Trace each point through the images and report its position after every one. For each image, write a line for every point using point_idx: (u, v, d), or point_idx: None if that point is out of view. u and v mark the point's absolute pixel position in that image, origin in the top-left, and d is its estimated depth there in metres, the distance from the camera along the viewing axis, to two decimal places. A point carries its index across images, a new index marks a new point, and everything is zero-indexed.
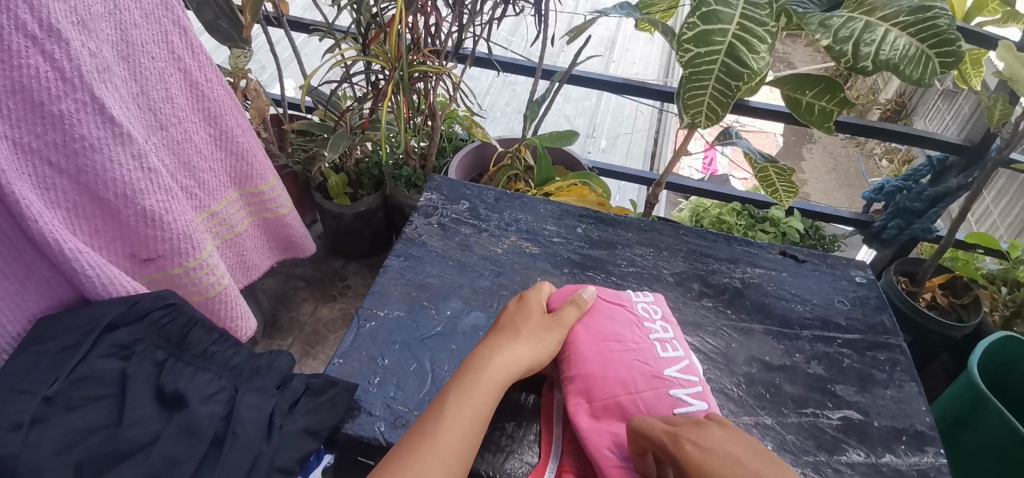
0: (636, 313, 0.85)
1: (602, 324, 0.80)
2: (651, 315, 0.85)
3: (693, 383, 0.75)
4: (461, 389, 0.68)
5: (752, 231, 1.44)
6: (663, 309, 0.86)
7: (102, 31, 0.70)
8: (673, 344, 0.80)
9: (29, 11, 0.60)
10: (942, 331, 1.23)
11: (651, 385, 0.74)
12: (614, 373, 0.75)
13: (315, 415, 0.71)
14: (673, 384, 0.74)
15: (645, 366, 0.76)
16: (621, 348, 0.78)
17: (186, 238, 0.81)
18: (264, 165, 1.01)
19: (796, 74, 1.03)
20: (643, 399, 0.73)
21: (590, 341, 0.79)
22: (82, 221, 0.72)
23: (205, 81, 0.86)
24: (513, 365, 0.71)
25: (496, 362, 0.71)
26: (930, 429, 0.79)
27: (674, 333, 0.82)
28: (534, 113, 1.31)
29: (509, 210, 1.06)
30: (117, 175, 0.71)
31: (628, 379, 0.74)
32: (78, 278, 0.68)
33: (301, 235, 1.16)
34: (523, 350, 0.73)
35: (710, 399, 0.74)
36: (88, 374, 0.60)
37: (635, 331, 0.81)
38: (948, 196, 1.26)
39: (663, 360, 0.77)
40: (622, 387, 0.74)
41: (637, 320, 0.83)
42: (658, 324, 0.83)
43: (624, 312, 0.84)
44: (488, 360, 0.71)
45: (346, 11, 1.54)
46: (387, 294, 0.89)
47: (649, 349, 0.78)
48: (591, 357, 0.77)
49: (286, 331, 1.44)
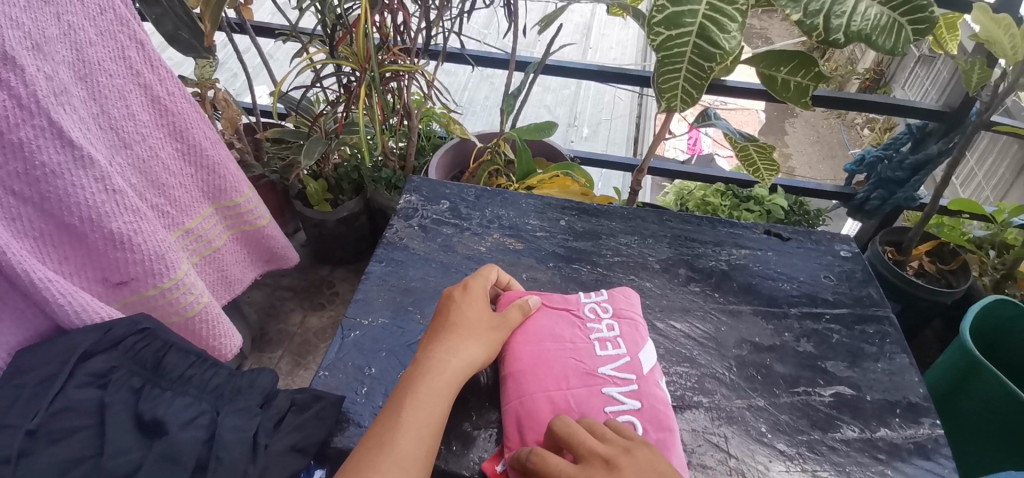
0: (582, 314, 0.83)
1: (541, 324, 0.80)
2: (599, 315, 0.83)
3: (629, 382, 0.75)
4: (413, 393, 0.67)
5: (737, 211, 1.43)
6: (614, 306, 0.84)
7: (57, 53, 0.68)
8: (619, 343, 0.79)
9: None
10: (931, 298, 1.23)
11: (584, 382, 0.75)
12: (546, 372, 0.75)
13: (302, 431, 0.70)
14: (606, 383, 0.74)
15: (580, 364, 0.76)
16: (558, 348, 0.78)
17: (159, 258, 0.79)
18: (237, 177, 0.99)
19: (771, 50, 1.02)
20: (573, 396, 0.73)
21: (528, 340, 0.79)
22: (49, 249, 0.69)
23: (168, 95, 0.84)
24: (466, 369, 0.71)
25: (454, 366, 0.70)
26: (923, 400, 0.79)
27: (620, 330, 0.80)
28: (511, 106, 1.29)
29: (490, 207, 1.04)
30: (82, 199, 0.69)
31: (561, 377, 0.75)
32: (49, 308, 0.66)
33: (282, 246, 1.13)
34: (478, 352, 0.73)
35: (646, 399, 0.73)
36: (64, 407, 0.58)
37: (576, 331, 0.80)
38: (930, 164, 1.25)
39: (602, 358, 0.77)
40: (554, 385, 0.74)
41: (582, 318, 0.82)
42: (604, 322, 0.82)
43: (568, 314, 0.83)
44: (445, 363, 0.70)
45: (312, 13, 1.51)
46: (370, 301, 0.88)
47: (588, 350, 0.78)
48: (527, 357, 0.77)
49: (275, 343, 1.42)
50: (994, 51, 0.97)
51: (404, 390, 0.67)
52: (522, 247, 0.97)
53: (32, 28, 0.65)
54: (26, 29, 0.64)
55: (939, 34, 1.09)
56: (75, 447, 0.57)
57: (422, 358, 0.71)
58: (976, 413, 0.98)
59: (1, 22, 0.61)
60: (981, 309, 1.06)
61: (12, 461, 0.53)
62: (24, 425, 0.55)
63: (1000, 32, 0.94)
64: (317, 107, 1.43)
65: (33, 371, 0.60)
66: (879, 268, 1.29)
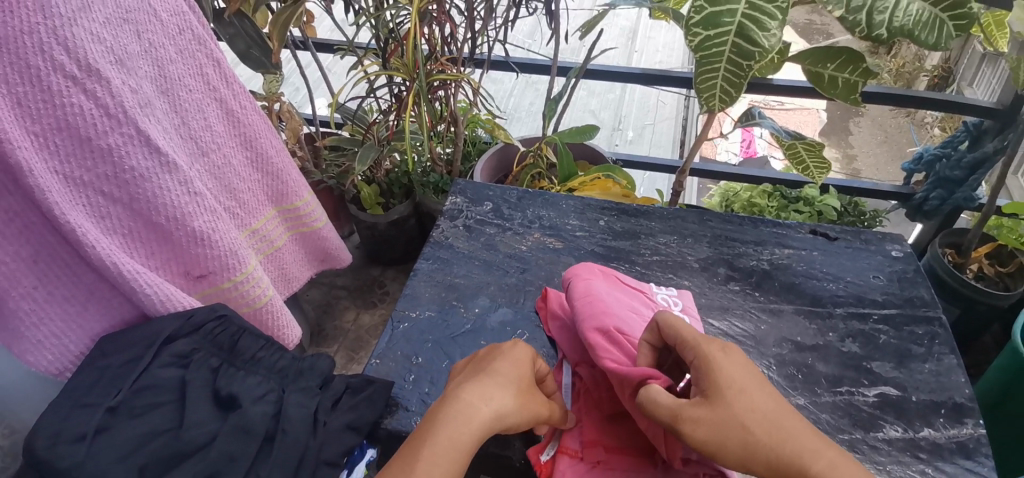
0: (655, 301, 0.87)
1: (620, 295, 0.85)
2: (670, 305, 0.86)
3: None
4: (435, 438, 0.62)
5: (784, 212, 1.40)
6: (685, 302, 0.87)
7: (140, 69, 0.77)
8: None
9: (66, 53, 0.66)
10: (989, 301, 1.18)
11: None
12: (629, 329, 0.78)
13: (355, 411, 0.76)
14: None
15: None
16: (637, 318, 0.81)
17: (233, 254, 0.89)
18: (299, 183, 1.08)
19: (816, 47, 1.00)
20: None
21: (611, 300, 0.82)
22: (137, 244, 0.79)
23: (240, 108, 0.94)
24: (494, 423, 0.65)
25: (482, 415, 0.64)
26: (971, 401, 0.76)
27: (691, 321, 0.84)
28: (553, 111, 1.33)
29: (532, 208, 1.08)
30: (166, 200, 0.78)
31: None
32: (137, 297, 0.75)
33: (337, 247, 1.22)
34: (510, 408, 0.66)
35: None
36: (149, 384, 0.66)
37: (650, 311, 0.84)
38: (988, 162, 1.20)
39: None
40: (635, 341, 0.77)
41: (654, 302, 0.86)
42: (676, 312, 0.86)
43: (641, 297, 0.87)
44: (472, 410, 0.64)
45: (367, 29, 1.61)
46: (418, 296, 0.93)
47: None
48: (614, 311, 0.80)
49: (331, 337, 1.51)
50: None
51: (424, 437, 0.62)
52: (562, 246, 1.00)
53: (114, 44, 0.72)
54: (107, 44, 0.71)
55: (986, 31, 1.06)
56: (160, 418, 0.65)
57: (450, 401, 0.65)
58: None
59: (84, 36, 0.67)
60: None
61: (88, 437, 0.59)
62: (111, 401, 0.61)
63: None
64: (370, 116, 1.52)
65: (123, 353, 0.68)
66: (938, 271, 1.23)
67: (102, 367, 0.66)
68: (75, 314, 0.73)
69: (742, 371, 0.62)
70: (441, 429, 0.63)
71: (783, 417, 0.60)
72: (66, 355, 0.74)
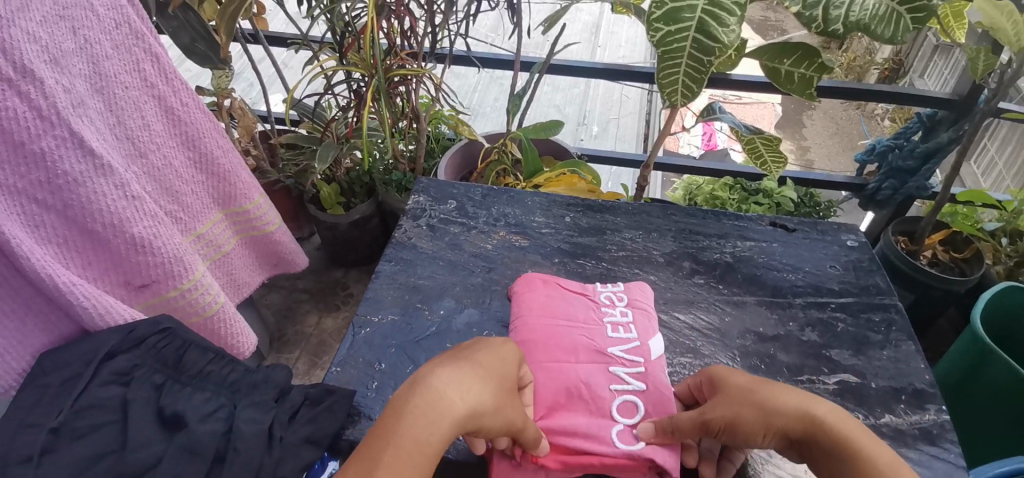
0: (598, 299, 0.87)
1: (556, 302, 0.85)
2: (614, 301, 0.86)
3: (636, 364, 0.79)
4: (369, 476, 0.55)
5: (745, 204, 1.43)
6: (630, 296, 0.87)
7: (75, 66, 0.72)
8: (631, 330, 0.82)
9: (2, 55, 0.62)
10: (946, 288, 1.24)
11: (592, 359, 0.79)
12: (553, 349, 0.79)
13: (315, 424, 0.72)
14: (614, 361, 0.79)
15: (590, 343, 0.81)
16: (569, 325, 0.82)
17: (177, 260, 0.83)
18: (248, 184, 1.03)
19: (773, 43, 1.02)
20: (581, 370, 0.78)
21: (533, 316, 0.83)
22: (73, 253, 0.74)
23: (181, 106, 0.88)
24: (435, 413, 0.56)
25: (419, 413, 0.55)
26: (930, 387, 0.79)
27: (635, 316, 0.84)
28: (517, 107, 1.30)
29: (497, 205, 1.06)
30: (103, 205, 0.73)
31: (571, 349, 0.79)
32: (74, 311, 0.70)
33: (291, 250, 1.16)
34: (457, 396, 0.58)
35: (650, 382, 0.77)
36: (90, 404, 0.61)
37: (585, 312, 0.85)
38: (939, 152, 1.26)
39: (614, 341, 0.81)
40: (560, 356, 0.79)
41: (596, 301, 0.86)
42: (618, 309, 0.85)
43: (583, 299, 0.87)
44: (410, 408, 0.56)
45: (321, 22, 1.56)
46: (380, 299, 0.90)
47: (597, 331, 0.82)
48: (539, 331, 0.81)
49: (293, 343, 1.46)
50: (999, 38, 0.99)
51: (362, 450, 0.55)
52: (527, 243, 0.99)
53: (49, 42, 0.68)
54: (43, 44, 0.67)
55: (945, 22, 1.09)
56: (99, 442, 0.59)
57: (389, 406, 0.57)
58: (989, 402, 1.04)
59: (19, 36, 0.64)
60: (993, 297, 1.11)
61: (33, 459, 0.55)
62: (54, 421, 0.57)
63: (1003, 19, 0.96)
64: (328, 112, 1.46)
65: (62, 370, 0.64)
66: (893, 259, 1.29)
67: (39, 385, 0.61)
68: (13, 330, 0.68)
69: (801, 395, 0.64)
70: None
71: (819, 405, 0.63)
72: (8, 374, 0.69)
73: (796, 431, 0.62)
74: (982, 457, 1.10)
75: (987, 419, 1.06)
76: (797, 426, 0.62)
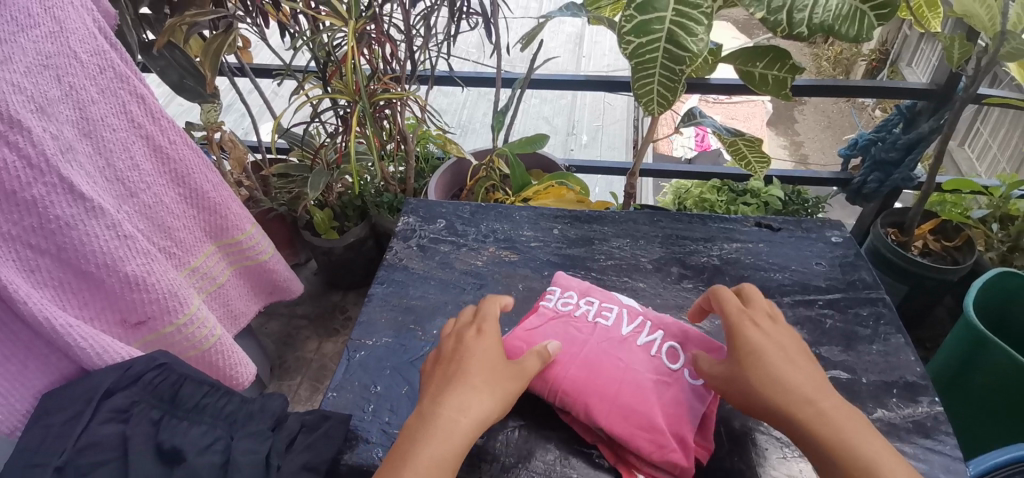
0: (559, 308, 0.85)
1: (555, 332, 0.80)
2: (572, 301, 0.86)
3: (643, 325, 0.82)
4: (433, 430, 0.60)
5: (733, 205, 1.44)
6: (575, 287, 0.88)
7: (61, 113, 0.74)
8: (608, 306, 0.85)
9: None
10: (940, 277, 1.25)
11: (622, 349, 0.79)
12: (601, 371, 0.76)
13: (312, 451, 0.72)
14: (634, 338, 0.80)
15: (604, 338, 0.80)
16: (584, 342, 0.79)
17: (172, 295, 0.85)
18: (240, 215, 1.04)
19: (744, 47, 1.04)
20: (626, 364, 0.77)
21: (554, 356, 0.78)
22: (69, 295, 0.75)
23: (169, 143, 0.90)
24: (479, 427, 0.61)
25: (461, 429, 0.60)
26: (921, 379, 0.80)
27: (598, 298, 0.86)
28: (501, 123, 1.32)
29: (486, 221, 1.08)
30: (96, 246, 0.74)
31: (607, 355, 0.78)
32: (72, 351, 0.71)
33: (284, 277, 1.18)
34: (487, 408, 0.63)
35: (664, 325, 0.82)
36: (97, 440, 0.62)
37: (578, 324, 0.82)
38: (923, 141, 1.28)
39: (616, 325, 0.82)
40: (614, 370, 0.76)
41: (567, 313, 0.84)
42: (583, 304, 0.85)
43: (559, 320, 0.82)
44: (455, 425, 0.60)
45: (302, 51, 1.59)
46: (373, 322, 0.91)
47: (602, 330, 0.81)
48: (574, 365, 0.76)
49: (293, 370, 1.46)
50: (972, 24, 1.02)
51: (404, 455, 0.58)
52: (517, 258, 1.00)
53: (35, 91, 0.71)
54: (29, 94, 0.70)
55: (918, 13, 1.09)
56: None
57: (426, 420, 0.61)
58: (987, 390, 1.04)
59: (4, 89, 0.67)
60: (986, 284, 1.12)
61: None
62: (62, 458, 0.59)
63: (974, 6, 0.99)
64: (316, 139, 1.48)
65: (65, 410, 0.65)
66: (884, 252, 1.30)
67: (44, 426, 0.63)
68: (15, 373, 0.69)
69: (816, 380, 0.64)
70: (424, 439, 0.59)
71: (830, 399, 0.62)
72: (12, 417, 0.70)
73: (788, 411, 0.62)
74: (981, 446, 1.11)
75: (986, 408, 1.06)
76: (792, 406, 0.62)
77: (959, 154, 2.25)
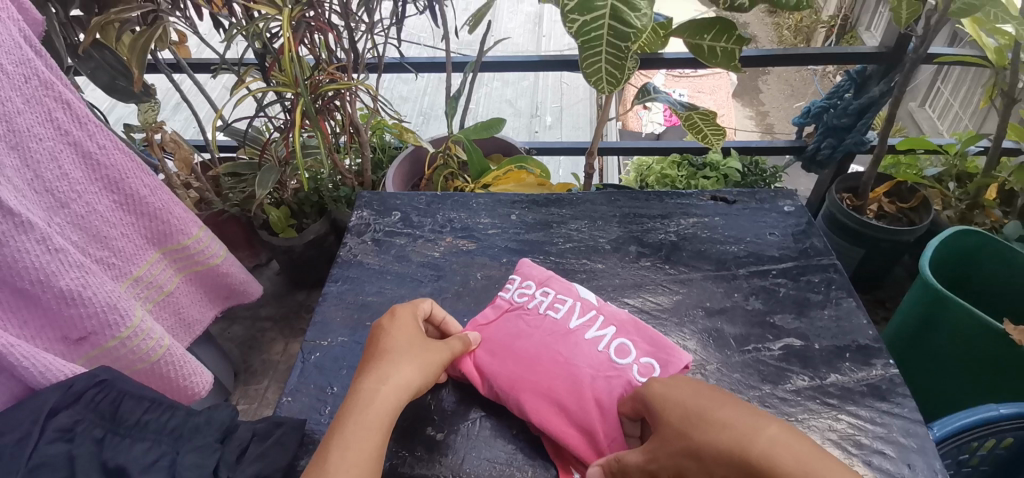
0: (513, 302, 0.85)
1: (503, 331, 0.81)
2: (527, 293, 0.85)
3: (593, 317, 0.82)
4: (366, 399, 0.64)
5: (694, 180, 1.45)
6: (532, 277, 0.87)
7: None
8: (563, 297, 0.84)
9: None
10: (893, 238, 1.29)
11: (567, 342, 0.78)
12: (539, 366, 0.76)
13: (266, 459, 0.70)
14: (582, 331, 0.79)
15: (552, 332, 0.80)
16: (529, 338, 0.79)
17: (112, 308, 0.81)
18: (185, 220, 0.99)
19: (692, 20, 1.03)
20: (567, 358, 0.77)
21: (496, 351, 0.79)
22: (6, 314, 0.73)
23: (99, 149, 0.84)
24: (402, 394, 0.66)
25: (385, 396, 0.64)
26: (874, 342, 0.81)
27: (553, 290, 0.85)
28: (455, 108, 1.29)
29: (442, 211, 1.06)
30: (28, 263, 0.71)
31: (550, 350, 0.78)
32: (16, 371, 0.69)
33: (240, 281, 1.13)
34: (411, 374, 0.67)
35: (612, 320, 0.81)
36: (44, 460, 0.60)
37: (528, 318, 0.82)
38: (873, 106, 1.30)
39: (565, 317, 0.82)
40: (553, 364, 0.76)
41: (521, 305, 0.84)
42: (537, 293, 0.85)
43: (508, 314, 0.83)
44: (377, 393, 0.64)
45: (235, 43, 1.52)
46: (329, 321, 0.89)
47: (550, 324, 0.81)
48: (514, 360, 0.77)
49: (259, 374, 1.43)
50: None
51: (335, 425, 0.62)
52: (474, 246, 0.99)
53: None
54: None
55: None
56: None
57: (352, 395, 0.65)
58: (954, 347, 1.07)
59: None
60: (946, 242, 1.15)
61: None
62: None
63: None
64: (263, 134, 1.42)
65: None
66: (839, 217, 1.33)
67: None
68: None
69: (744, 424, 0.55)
70: (356, 410, 0.63)
71: (768, 426, 0.54)
72: None
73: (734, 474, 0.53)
74: (955, 402, 1.14)
75: (955, 364, 1.09)
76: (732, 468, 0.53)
77: (920, 115, 2.33)
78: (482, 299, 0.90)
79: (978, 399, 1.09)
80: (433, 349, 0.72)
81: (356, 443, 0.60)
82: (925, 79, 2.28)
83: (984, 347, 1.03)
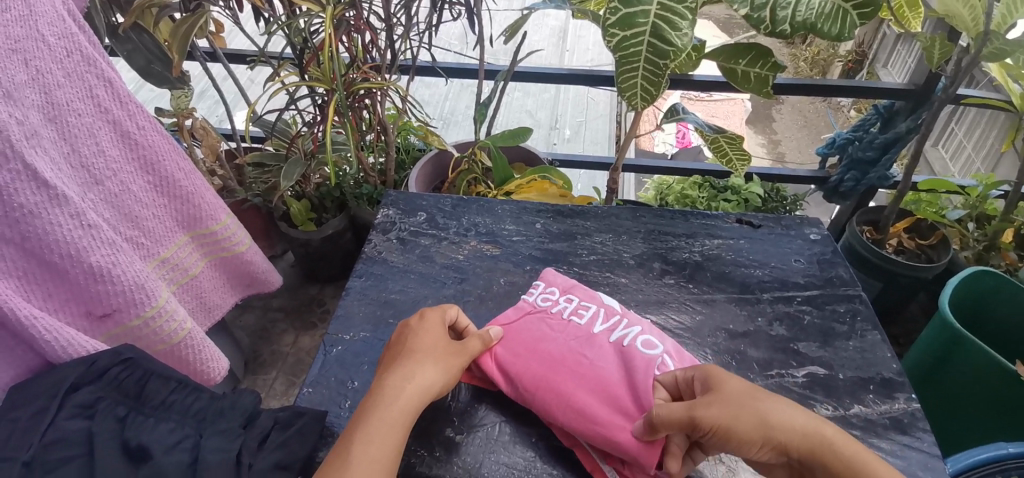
0: (536, 304, 0.86)
1: (526, 335, 0.81)
2: (552, 298, 0.86)
3: (614, 320, 0.82)
4: (391, 395, 0.65)
5: (714, 202, 1.45)
6: (557, 286, 0.88)
7: (26, 98, 0.71)
8: (587, 304, 0.85)
9: None
10: (912, 274, 1.28)
11: (592, 346, 0.79)
12: (564, 368, 0.77)
13: (286, 448, 0.70)
14: (605, 336, 0.80)
15: (577, 337, 0.80)
16: (555, 344, 0.80)
17: (139, 287, 0.81)
18: (214, 205, 1.00)
19: (727, 45, 1.04)
20: (592, 360, 0.77)
21: (520, 353, 0.79)
22: (32, 286, 0.73)
23: (137, 129, 0.85)
24: (425, 396, 0.66)
25: (408, 394, 0.65)
26: (897, 375, 0.81)
27: (577, 297, 0.86)
28: (484, 115, 1.30)
29: (467, 215, 1.06)
30: (59, 236, 0.72)
31: (576, 354, 0.78)
32: (38, 344, 0.69)
33: (263, 269, 1.14)
34: (434, 378, 0.68)
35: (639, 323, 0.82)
36: (61, 436, 0.60)
37: (553, 323, 0.82)
38: (899, 141, 1.30)
39: (589, 322, 0.82)
40: (578, 368, 0.77)
41: (544, 309, 0.85)
42: (560, 298, 0.86)
43: (533, 316, 0.84)
44: (400, 390, 0.65)
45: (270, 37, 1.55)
46: (351, 316, 0.89)
47: (574, 329, 0.81)
48: (540, 366, 0.77)
49: (268, 364, 1.43)
50: (956, 24, 1.06)
51: (358, 421, 0.63)
52: (499, 252, 0.99)
53: None
54: None
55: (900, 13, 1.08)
56: None
57: (376, 390, 0.66)
58: (970, 387, 1.06)
59: None
60: (965, 281, 1.15)
61: None
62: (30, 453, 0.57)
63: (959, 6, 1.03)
64: (292, 127, 1.43)
65: (28, 406, 0.62)
66: (860, 249, 1.32)
67: (11, 419, 0.61)
68: None
69: (804, 413, 0.64)
70: (379, 406, 0.64)
71: (822, 424, 0.63)
72: None
73: (797, 449, 0.62)
74: (967, 441, 1.12)
75: (970, 405, 1.08)
76: (800, 446, 0.61)
77: (935, 154, 2.34)
78: (505, 305, 0.90)
79: (991, 439, 1.08)
80: (455, 356, 0.72)
81: (377, 438, 0.61)
82: (941, 120, 2.29)
83: (1000, 389, 1.02)
